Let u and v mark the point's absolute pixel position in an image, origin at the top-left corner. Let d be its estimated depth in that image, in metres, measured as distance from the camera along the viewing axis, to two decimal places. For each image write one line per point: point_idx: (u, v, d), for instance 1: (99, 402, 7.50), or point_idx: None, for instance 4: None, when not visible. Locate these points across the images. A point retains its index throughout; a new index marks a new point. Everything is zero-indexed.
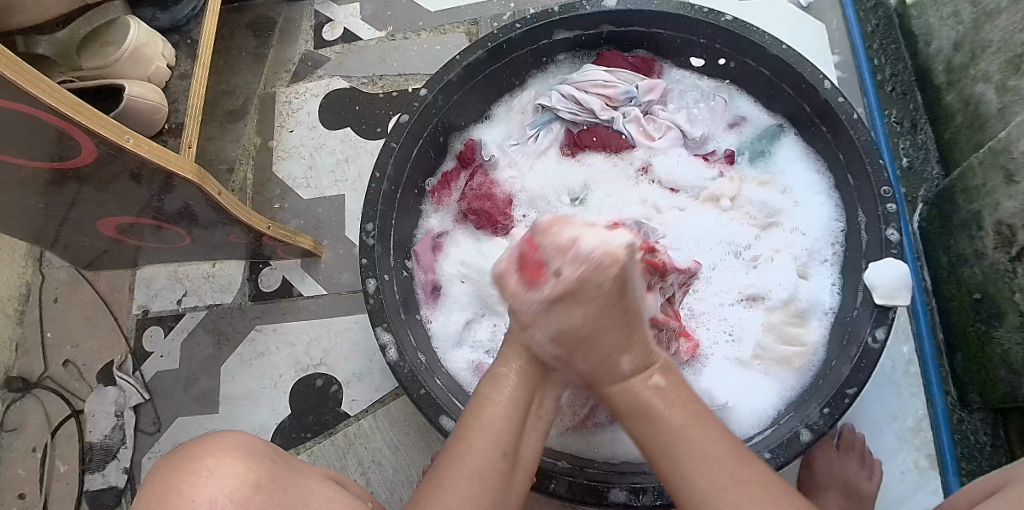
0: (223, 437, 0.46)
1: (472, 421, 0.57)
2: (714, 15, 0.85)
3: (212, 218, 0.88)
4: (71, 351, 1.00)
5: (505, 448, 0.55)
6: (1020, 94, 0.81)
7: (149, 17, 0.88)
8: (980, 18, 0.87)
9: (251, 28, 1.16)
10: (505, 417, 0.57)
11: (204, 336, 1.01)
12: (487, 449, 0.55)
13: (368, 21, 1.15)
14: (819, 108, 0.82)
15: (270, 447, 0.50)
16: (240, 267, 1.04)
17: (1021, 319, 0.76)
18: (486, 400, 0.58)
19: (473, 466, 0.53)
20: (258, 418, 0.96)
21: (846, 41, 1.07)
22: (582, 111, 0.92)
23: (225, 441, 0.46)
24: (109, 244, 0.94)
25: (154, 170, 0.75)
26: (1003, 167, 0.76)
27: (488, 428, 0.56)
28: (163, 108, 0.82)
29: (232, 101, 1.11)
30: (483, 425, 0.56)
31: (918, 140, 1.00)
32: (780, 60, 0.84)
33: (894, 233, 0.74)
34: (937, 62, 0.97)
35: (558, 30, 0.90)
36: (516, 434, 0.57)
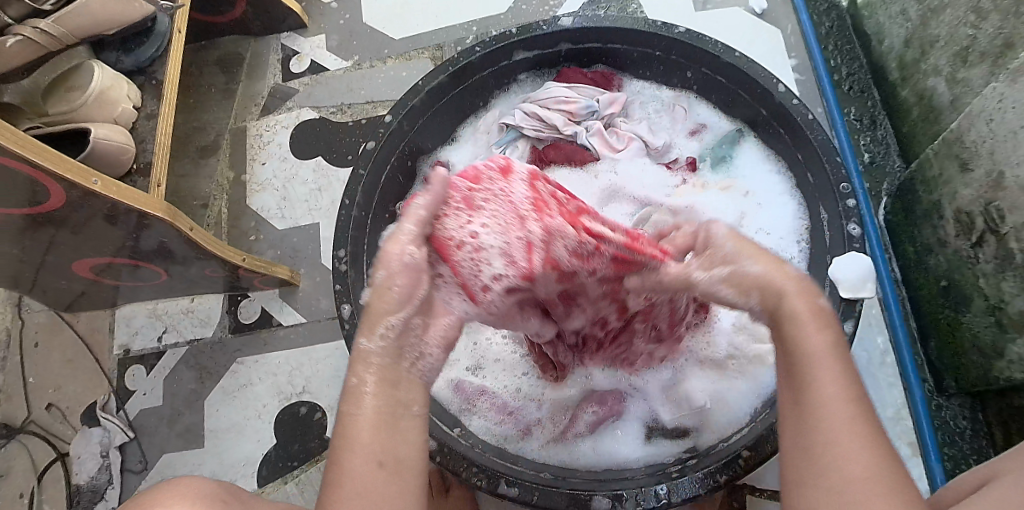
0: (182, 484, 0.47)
1: (341, 442, 0.48)
2: (666, 28, 0.87)
3: (188, 253, 0.89)
4: (53, 394, 1.00)
5: (380, 458, 0.48)
6: (970, 85, 0.83)
7: (114, 61, 0.89)
8: (926, 14, 0.89)
9: (220, 65, 1.18)
10: (372, 420, 0.49)
11: (186, 371, 1.01)
12: (363, 473, 0.47)
13: (335, 52, 1.17)
14: (775, 111, 0.84)
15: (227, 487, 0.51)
16: (219, 300, 1.05)
17: (987, 304, 0.77)
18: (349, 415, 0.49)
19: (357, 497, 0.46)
20: (243, 450, 0.96)
21: (802, 43, 1.10)
22: (546, 128, 0.93)
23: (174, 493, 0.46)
24: (86, 285, 0.94)
25: (127, 209, 0.76)
26: (957, 156, 0.78)
27: (357, 444, 0.48)
28: (130, 148, 0.82)
29: (205, 137, 1.13)
30: (354, 446, 0.48)
31: (878, 135, 1.02)
32: (734, 67, 0.85)
33: (856, 227, 0.75)
34: (889, 59, 0.99)
35: (517, 50, 0.92)
36: (391, 438, 0.49)
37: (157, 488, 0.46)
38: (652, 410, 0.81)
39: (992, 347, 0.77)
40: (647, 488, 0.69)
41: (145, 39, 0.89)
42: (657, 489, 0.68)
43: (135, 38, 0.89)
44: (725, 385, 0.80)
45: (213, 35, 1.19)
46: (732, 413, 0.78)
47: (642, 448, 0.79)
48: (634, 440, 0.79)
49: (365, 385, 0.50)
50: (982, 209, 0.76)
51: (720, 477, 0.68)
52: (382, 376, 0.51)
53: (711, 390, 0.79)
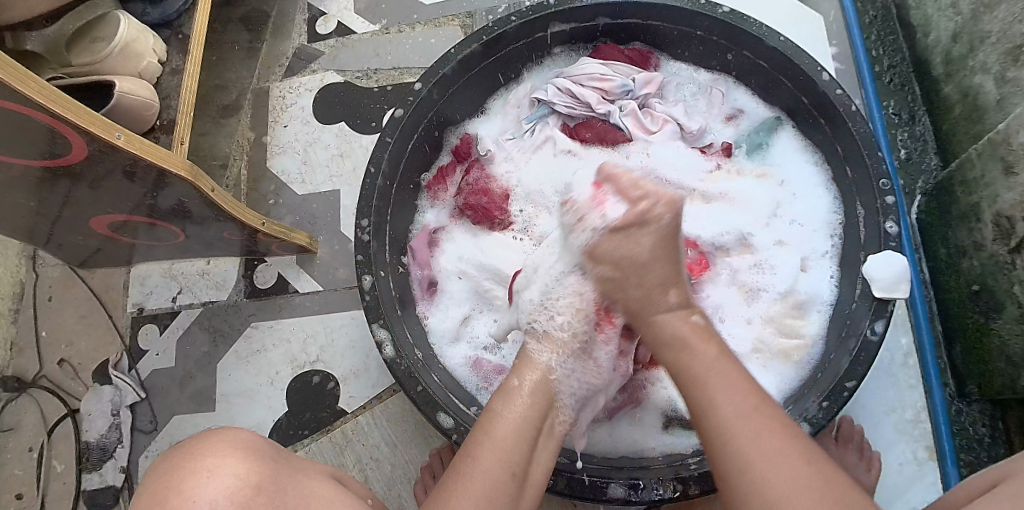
0: (223, 436, 0.45)
1: (482, 437, 0.57)
2: (710, 6, 0.85)
3: (207, 215, 0.87)
4: (66, 350, 1.00)
5: (512, 469, 0.55)
6: (1020, 85, 0.80)
7: (140, 12, 0.86)
8: (978, 8, 0.86)
9: (243, 22, 1.15)
10: (514, 432, 0.57)
11: (200, 333, 1.00)
12: (493, 469, 0.54)
13: (361, 15, 1.14)
14: (817, 100, 0.82)
15: (270, 444, 0.50)
16: (234, 264, 1.03)
17: (1019, 311, 0.76)
18: (498, 417, 0.58)
19: (480, 484, 0.53)
20: (255, 416, 0.96)
21: (844, 32, 1.07)
22: (579, 105, 0.91)
23: (225, 441, 0.45)
24: (102, 242, 0.93)
25: (148, 167, 0.74)
26: (1002, 158, 0.76)
27: (493, 444, 0.56)
28: (155, 105, 0.80)
29: (226, 96, 1.10)
30: (491, 446, 0.55)
31: (916, 131, 0.99)
32: (778, 52, 0.83)
33: (893, 225, 0.74)
34: (934, 53, 0.96)
35: (554, 22, 0.89)
36: (528, 449, 0.57)
37: (206, 437, 0.45)
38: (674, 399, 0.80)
39: (1020, 356, 0.76)
40: (664, 478, 0.68)
41: None
42: (676, 480, 0.68)
43: None
44: (750, 378, 0.79)
45: None
46: None
47: (661, 437, 0.78)
48: (654, 428, 0.79)
49: (520, 397, 0.60)
50: None
51: None
52: (536, 390, 0.61)
53: None
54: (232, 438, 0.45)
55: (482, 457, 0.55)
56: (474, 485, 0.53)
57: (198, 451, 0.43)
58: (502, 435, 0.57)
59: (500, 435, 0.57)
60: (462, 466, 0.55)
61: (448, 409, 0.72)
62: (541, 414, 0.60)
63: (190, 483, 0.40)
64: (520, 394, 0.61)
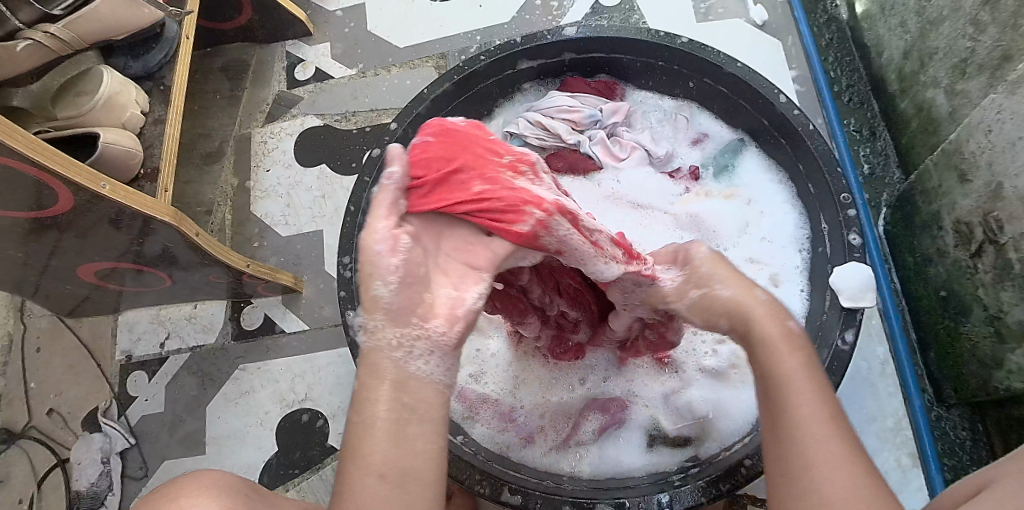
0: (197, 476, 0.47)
1: (355, 453, 0.48)
2: (670, 38, 0.88)
3: (192, 259, 0.89)
4: (54, 400, 1.00)
5: (381, 470, 0.47)
6: (969, 97, 0.84)
7: (122, 65, 0.89)
8: (925, 26, 0.90)
9: (225, 72, 1.19)
10: (387, 435, 0.48)
11: (188, 377, 1.01)
12: (381, 490, 0.46)
13: (339, 60, 1.18)
14: (776, 121, 0.85)
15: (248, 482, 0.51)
16: (221, 307, 1.05)
17: (986, 314, 0.78)
18: (362, 428, 0.48)
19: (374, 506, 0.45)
20: (245, 457, 0.96)
21: (803, 56, 1.11)
22: (550, 136, 0.94)
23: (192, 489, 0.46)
24: (89, 290, 0.94)
25: (132, 215, 0.76)
26: (956, 167, 0.79)
27: (365, 455, 0.47)
28: (139, 154, 0.83)
29: (210, 144, 1.13)
30: (361, 453, 0.47)
31: (878, 147, 1.03)
32: (736, 78, 0.86)
33: (856, 237, 0.76)
34: (888, 71, 1.00)
35: (522, 60, 0.93)
36: (400, 447, 0.48)
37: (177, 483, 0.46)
38: (654, 420, 0.81)
39: (991, 357, 0.78)
40: (649, 496, 0.69)
41: (154, 45, 0.90)
42: (660, 498, 0.69)
43: (144, 43, 0.89)
44: (727, 394, 0.80)
45: (218, 43, 1.20)
46: (734, 424, 0.78)
47: (644, 457, 0.78)
48: (636, 449, 0.79)
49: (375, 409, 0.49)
50: (980, 220, 0.76)
51: (722, 486, 0.68)
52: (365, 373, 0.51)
53: (715, 399, 0.80)
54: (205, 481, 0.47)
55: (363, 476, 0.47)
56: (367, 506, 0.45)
57: (175, 491, 0.45)
58: (375, 441, 0.47)
59: (371, 441, 0.48)
60: (332, 497, 0.47)
61: None
62: (407, 412, 0.49)
63: None
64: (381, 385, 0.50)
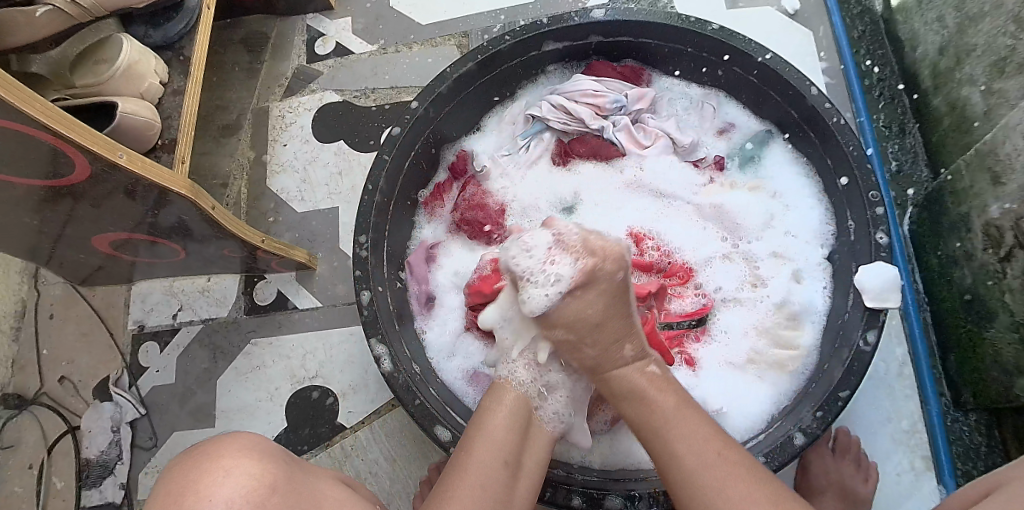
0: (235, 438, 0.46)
1: (475, 433, 0.66)
2: (700, 24, 0.86)
3: (207, 233, 0.88)
4: (67, 367, 1.01)
5: (505, 460, 0.63)
6: (1006, 97, 0.81)
7: (141, 35, 0.88)
8: (964, 23, 0.88)
9: (244, 43, 1.17)
10: (503, 431, 0.66)
11: (200, 350, 1.01)
12: (486, 461, 0.62)
13: (360, 35, 1.16)
14: (806, 114, 0.83)
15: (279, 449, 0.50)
16: (234, 281, 1.04)
17: (1011, 320, 0.77)
18: (486, 418, 0.68)
19: (475, 475, 0.60)
20: (254, 431, 0.96)
21: (834, 47, 1.08)
22: (573, 121, 0.92)
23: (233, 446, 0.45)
24: (103, 260, 0.94)
25: (148, 186, 0.75)
26: (989, 169, 0.77)
27: (489, 437, 0.65)
28: (156, 124, 0.82)
29: (227, 116, 1.12)
30: (478, 443, 0.64)
31: (907, 144, 1.00)
32: (767, 67, 0.84)
33: (884, 236, 0.75)
34: (922, 67, 0.98)
35: (547, 41, 0.91)
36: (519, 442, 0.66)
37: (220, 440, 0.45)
38: None
39: (1013, 363, 0.76)
40: (661, 489, 0.69)
41: (174, 15, 0.89)
42: (671, 492, 0.68)
43: (163, 13, 0.88)
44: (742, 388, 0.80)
45: (237, 13, 1.18)
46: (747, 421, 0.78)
47: None
48: None
49: (503, 407, 0.69)
50: (1012, 224, 0.75)
51: None
52: (518, 400, 0.70)
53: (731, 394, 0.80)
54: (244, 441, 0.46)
55: (473, 456, 0.63)
56: (469, 478, 0.60)
57: (214, 452, 0.43)
58: (492, 431, 0.66)
59: (491, 428, 0.66)
60: (456, 464, 0.62)
61: (446, 423, 0.73)
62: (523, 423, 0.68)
63: (207, 482, 0.41)
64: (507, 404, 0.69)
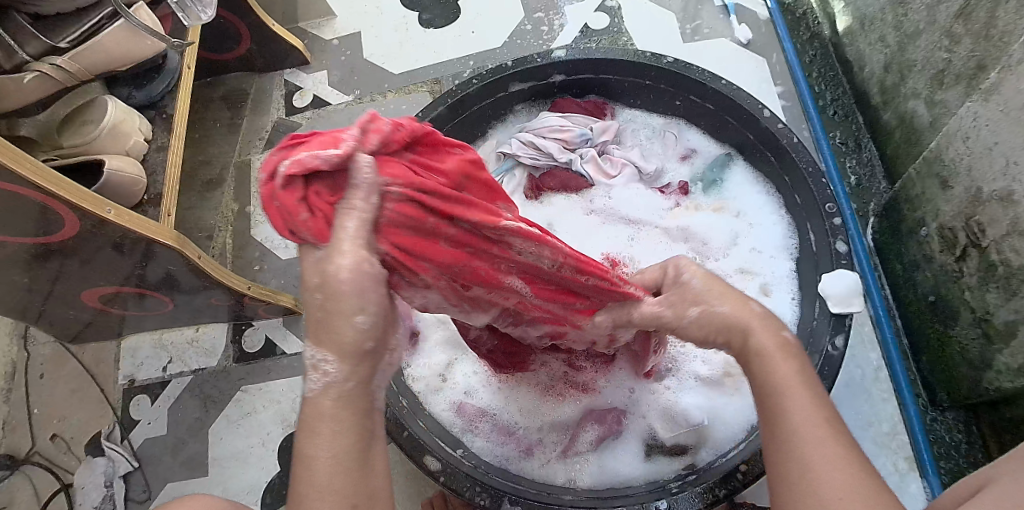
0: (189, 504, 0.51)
1: (302, 489, 0.46)
2: (655, 58, 0.91)
3: (193, 283, 0.91)
4: (58, 425, 1.01)
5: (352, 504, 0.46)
6: (948, 106, 0.86)
7: (126, 96, 0.92)
8: (903, 40, 0.93)
9: (225, 100, 1.22)
10: (332, 470, 0.46)
11: (191, 400, 1.02)
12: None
13: (336, 87, 1.21)
14: (761, 135, 0.88)
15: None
16: (223, 330, 1.06)
17: (973, 316, 0.79)
18: (307, 459, 0.47)
19: None
20: (247, 479, 0.97)
21: (787, 72, 1.14)
22: (543, 156, 0.96)
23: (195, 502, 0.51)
24: (93, 315, 0.96)
25: (135, 239, 0.78)
26: (938, 174, 0.81)
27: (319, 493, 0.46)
28: (141, 180, 0.85)
29: (210, 171, 1.16)
30: (312, 495, 0.46)
31: (864, 158, 1.05)
32: (721, 94, 0.89)
33: (843, 245, 0.78)
34: (871, 84, 1.03)
35: (513, 82, 0.96)
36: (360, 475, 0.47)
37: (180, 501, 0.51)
38: (652, 429, 0.81)
39: (980, 359, 0.79)
40: (647, 503, 0.70)
41: (157, 75, 0.93)
42: (658, 505, 0.69)
43: (147, 73, 0.93)
44: (721, 402, 0.81)
45: (218, 73, 1.23)
46: (729, 432, 0.79)
47: (640, 467, 0.79)
48: (634, 458, 0.80)
49: (324, 429, 0.47)
50: (963, 224, 0.78)
51: (719, 491, 0.69)
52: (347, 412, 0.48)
53: (710, 409, 0.81)
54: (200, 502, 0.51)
55: None
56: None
57: None
58: (318, 477, 0.46)
59: (316, 473, 0.46)
60: None
61: (435, 451, 0.74)
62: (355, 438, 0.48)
63: None
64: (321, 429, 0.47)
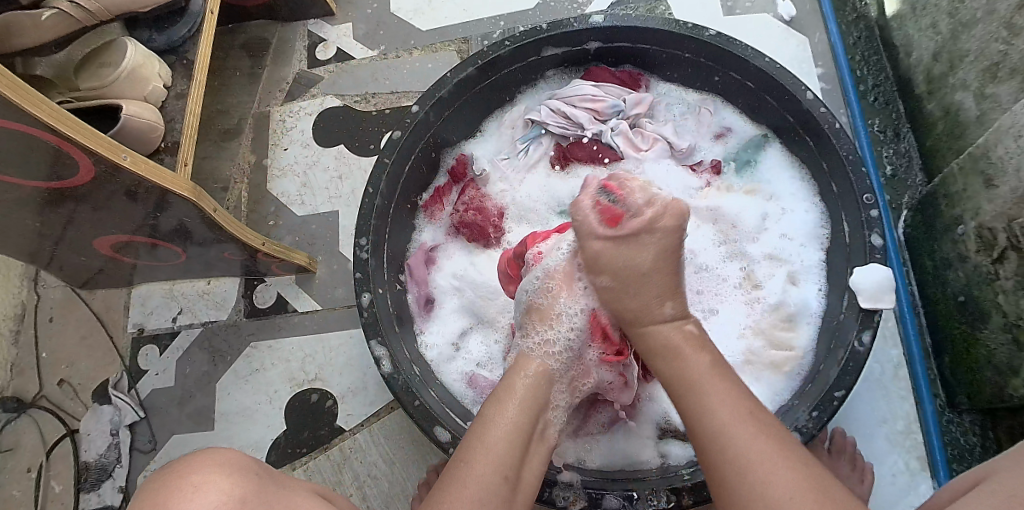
0: (209, 456, 0.45)
1: (476, 440, 0.59)
2: (697, 30, 0.87)
3: (207, 235, 0.89)
4: (66, 370, 1.01)
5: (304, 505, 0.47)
6: (998, 101, 0.83)
7: (146, 39, 0.89)
8: (957, 28, 0.89)
9: (245, 49, 1.18)
10: (509, 433, 0.59)
11: (200, 353, 1.01)
12: (487, 472, 0.55)
13: (360, 41, 1.17)
14: (802, 118, 0.84)
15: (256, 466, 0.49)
16: (234, 284, 1.05)
17: (1004, 320, 0.77)
18: (490, 420, 0.60)
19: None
20: (253, 434, 0.97)
21: (829, 54, 1.10)
22: (571, 126, 0.94)
23: (216, 455, 0.45)
24: (105, 262, 0.95)
25: (150, 187, 0.76)
26: (982, 172, 0.78)
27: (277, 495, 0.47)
28: (159, 126, 0.83)
29: (228, 121, 1.13)
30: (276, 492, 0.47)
31: (901, 148, 1.02)
32: (763, 72, 0.85)
33: (878, 238, 0.76)
34: (916, 72, 0.99)
35: (547, 46, 0.92)
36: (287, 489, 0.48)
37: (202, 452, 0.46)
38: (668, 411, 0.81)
39: (1006, 364, 0.77)
40: (658, 488, 0.69)
41: (178, 20, 0.90)
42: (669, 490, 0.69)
43: (168, 17, 0.90)
44: None
45: (238, 19, 1.19)
46: None
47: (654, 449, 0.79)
48: (646, 440, 0.80)
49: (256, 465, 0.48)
50: (1004, 226, 0.76)
51: None
52: (532, 391, 0.65)
53: None
54: (217, 458, 0.45)
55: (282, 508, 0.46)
56: (468, 488, 0.54)
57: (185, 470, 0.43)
58: (494, 438, 0.59)
59: (492, 433, 0.59)
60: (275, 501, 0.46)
61: (445, 422, 0.73)
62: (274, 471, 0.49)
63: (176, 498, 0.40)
64: (515, 396, 0.63)
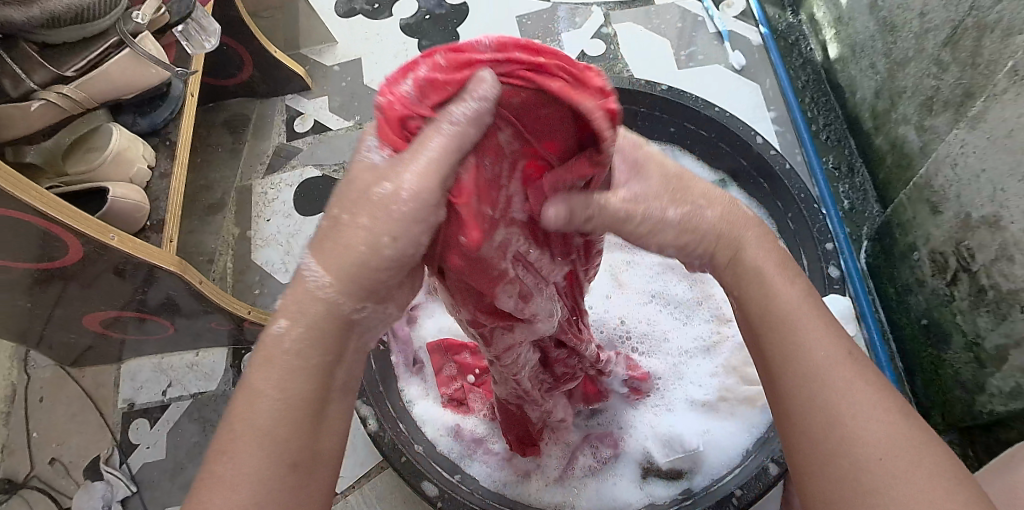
0: None
1: (235, 417, 0.42)
2: (650, 86, 0.93)
3: (194, 307, 0.91)
4: (57, 448, 1.01)
5: None
6: (936, 133, 0.88)
7: (130, 123, 0.94)
8: (892, 68, 0.95)
9: (227, 126, 1.24)
10: (282, 411, 0.42)
11: (189, 424, 1.02)
12: (262, 464, 0.41)
13: (337, 112, 1.23)
14: (754, 162, 0.89)
15: None
16: (223, 355, 1.08)
17: (965, 340, 0.80)
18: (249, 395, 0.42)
19: None
20: None
21: (780, 97, 1.17)
22: None
23: None
24: (94, 339, 0.97)
25: (138, 263, 0.79)
26: (928, 200, 0.83)
27: None
28: (145, 206, 0.87)
29: (211, 195, 1.18)
30: None
31: (857, 182, 1.07)
32: (715, 120, 0.91)
33: (835, 270, 0.80)
34: (863, 110, 1.05)
35: None
36: None
37: None
38: (648, 451, 0.82)
39: (973, 382, 0.80)
40: None
41: (161, 103, 0.95)
42: None
43: (151, 103, 0.95)
44: (715, 424, 0.83)
45: (221, 98, 1.25)
46: (724, 452, 0.80)
47: (638, 491, 0.80)
48: (632, 483, 0.80)
49: None
50: (953, 249, 0.80)
51: None
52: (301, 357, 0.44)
53: (705, 431, 0.82)
54: None
55: None
56: (239, 472, 0.41)
57: None
58: (260, 416, 0.42)
59: (255, 414, 0.42)
60: None
61: (433, 476, 0.74)
62: None
63: None
64: (280, 375, 0.43)
